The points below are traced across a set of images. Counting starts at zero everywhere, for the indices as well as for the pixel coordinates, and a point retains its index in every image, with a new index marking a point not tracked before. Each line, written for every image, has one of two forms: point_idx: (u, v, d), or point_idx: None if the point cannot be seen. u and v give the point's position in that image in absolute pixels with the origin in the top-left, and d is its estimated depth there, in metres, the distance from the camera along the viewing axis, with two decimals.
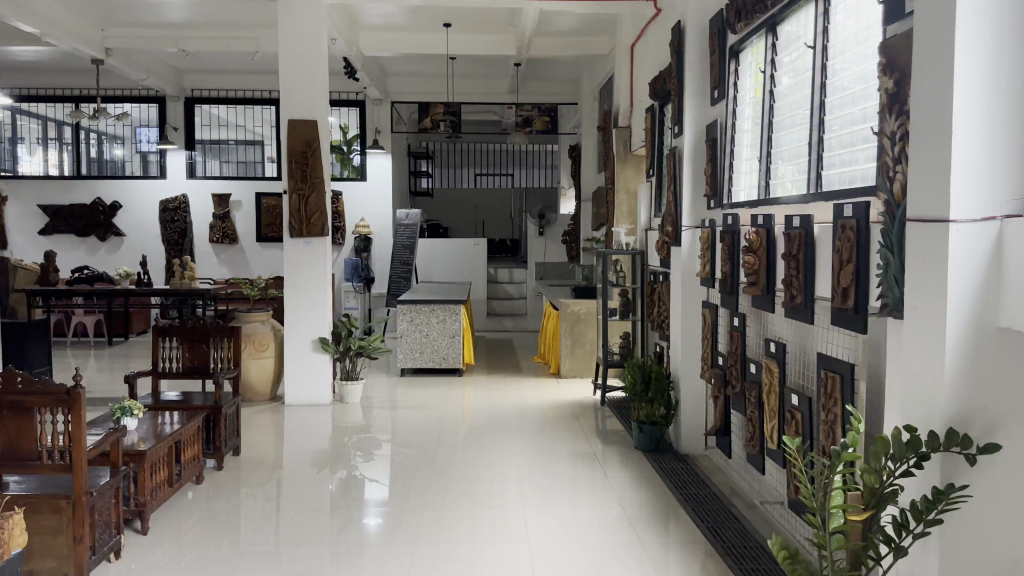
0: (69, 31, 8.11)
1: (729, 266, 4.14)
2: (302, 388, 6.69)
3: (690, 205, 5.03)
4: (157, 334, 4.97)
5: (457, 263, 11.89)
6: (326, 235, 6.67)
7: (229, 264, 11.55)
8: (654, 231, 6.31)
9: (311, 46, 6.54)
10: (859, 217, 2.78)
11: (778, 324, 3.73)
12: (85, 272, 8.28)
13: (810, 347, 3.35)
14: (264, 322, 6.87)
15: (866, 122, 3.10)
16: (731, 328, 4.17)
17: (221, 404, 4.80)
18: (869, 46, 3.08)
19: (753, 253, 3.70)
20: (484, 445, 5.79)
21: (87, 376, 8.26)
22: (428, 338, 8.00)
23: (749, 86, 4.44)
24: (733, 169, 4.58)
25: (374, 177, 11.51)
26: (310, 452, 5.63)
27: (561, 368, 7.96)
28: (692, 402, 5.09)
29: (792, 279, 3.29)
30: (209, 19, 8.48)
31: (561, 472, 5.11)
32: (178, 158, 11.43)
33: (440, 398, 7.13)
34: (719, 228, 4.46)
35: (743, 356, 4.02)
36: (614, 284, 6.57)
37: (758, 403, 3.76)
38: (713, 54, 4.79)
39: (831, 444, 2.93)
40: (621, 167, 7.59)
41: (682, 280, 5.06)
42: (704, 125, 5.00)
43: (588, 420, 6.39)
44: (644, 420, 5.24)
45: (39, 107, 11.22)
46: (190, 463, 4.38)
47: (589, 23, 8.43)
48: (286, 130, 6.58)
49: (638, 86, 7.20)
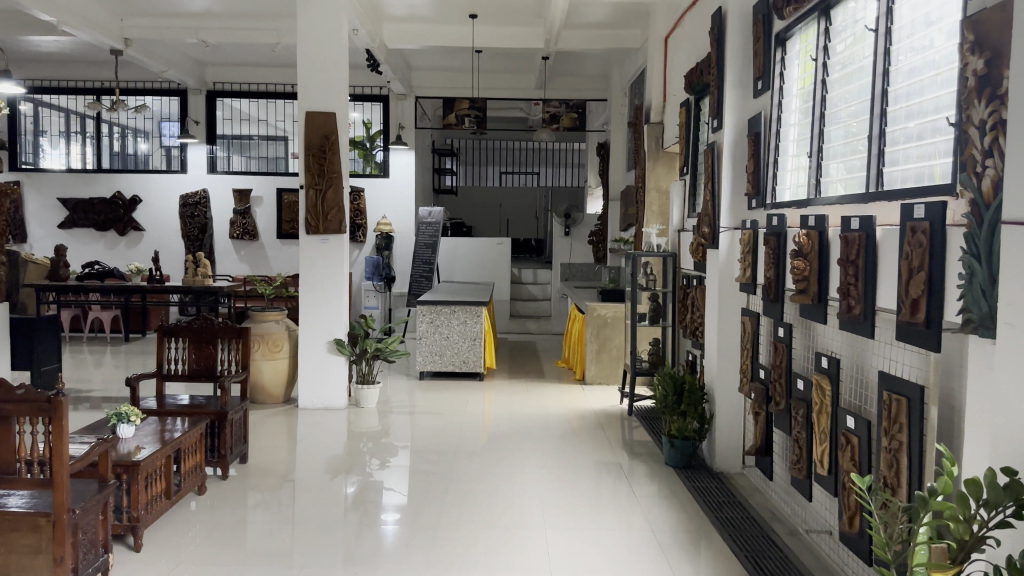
0: (88, 22, 7.94)
1: (773, 271, 3.79)
2: (317, 390, 6.42)
3: (730, 205, 4.67)
4: (163, 335, 4.72)
5: (481, 262, 11.60)
6: (343, 231, 6.40)
7: (249, 261, 11.33)
8: (688, 232, 5.97)
9: (331, 36, 6.28)
10: (933, 219, 2.44)
11: (830, 336, 3.40)
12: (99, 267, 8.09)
13: (869, 364, 3.02)
14: (279, 322, 6.60)
15: (939, 112, 2.75)
16: (775, 339, 3.83)
17: (227, 409, 4.51)
18: (941, 26, 2.73)
19: (803, 257, 3.36)
20: (505, 456, 5.47)
21: (100, 374, 8.08)
22: (449, 340, 7.72)
23: (797, 76, 4.10)
24: (779, 166, 4.24)
25: (396, 174, 11.25)
26: (324, 459, 5.36)
27: (587, 374, 7.63)
28: (729, 417, 4.73)
29: (850, 288, 2.98)
30: (230, 10, 8.27)
31: (587, 489, 4.76)
32: (200, 153, 11.27)
33: (460, 404, 6.83)
34: (762, 230, 4.12)
35: (788, 370, 3.68)
36: (643, 288, 6.23)
37: (806, 423, 3.42)
38: (757, 42, 4.46)
39: (895, 476, 2.61)
40: (652, 164, 7.24)
41: (719, 285, 4.70)
42: (746, 119, 4.65)
43: (615, 431, 6.05)
44: (676, 434, 4.88)
45: (62, 100, 11.14)
46: (191, 472, 4.13)
47: (620, 14, 8.09)
48: (303, 122, 6.32)
49: (672, 80, 6.87)
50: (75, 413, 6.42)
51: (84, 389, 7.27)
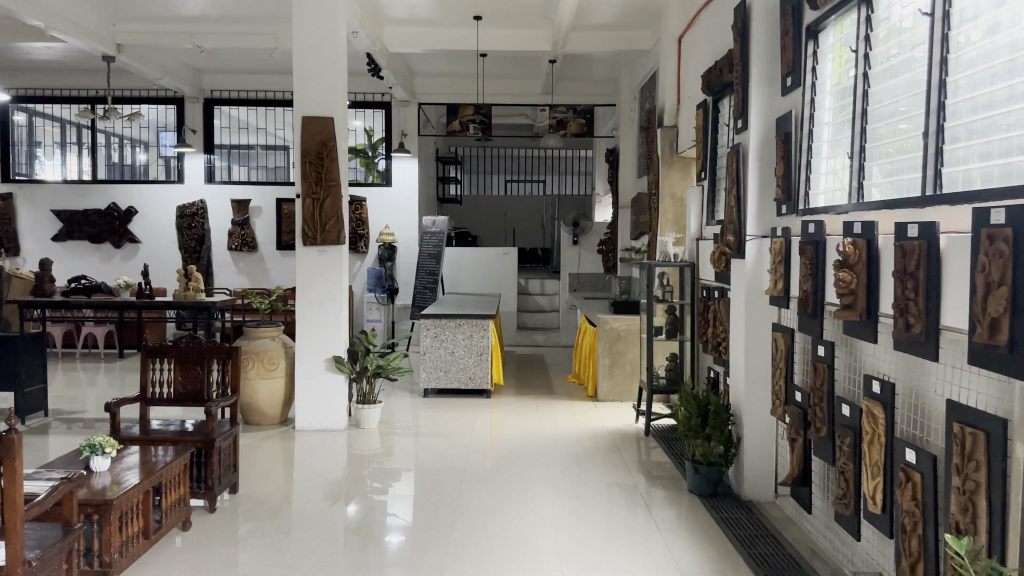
0: (79, 27, 7.66)
1: (811, 284, 3.45)
2: (315, 411, 6.07)
3: (757, 211, 4.31)
4: (147, 356, 4.39)
5: (486, 273, 11.26)
6: (342, 243, 6.08)
7: (248, 273, 11.00)
8: (710, 240, 5.61)
9: (328, 38, 5.96)
10: (1018, 225, 2.09)
11: (879, 357, 3.07)
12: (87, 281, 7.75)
13: (929, 390, 2.68)
14: (275, 338, 6.21)
15: (1012, 103, 2.40)
16: (814, 359, 3.49)
17: (213, 436, 4.16)
18: (1014, 8, 2.38)
19: (848, 269, 3.03)
20: (515, 481, 5.11)
21: (91, 393, 7.75)
22: (454, 356, 7.37)
23: (831, 71, 3.76)
24: (813, 168, 3.90)
25: (399, 183, 10.94)
26: (322, 485, 5.00)
27: (600, 391, 7.26)
28: (759, 442, 4.35)
29: (908, 304, 2.64)
30: (225, 13, 7.96)
31: (604, 518, 4.39)
32: (196, 162, 10.95)
33: (466, 423, 6.47)
34: (795, 238, 3.77)
35: (831, 394, 3.33)
36: (659, 300, 5.87)
37: (854, 454, 3.07)
38: (785, 37, 4.12)
39: (971, 521, 2.25)
40: (666, 170, 6.90)
41: (746, 298, 4.34)
42: (773, 118, 4.31)
43: (631, 453, 5.69)
44: (700, 460, 4.51)
45: (56, 109, 10.87)
46: (173, 507, 3.79)
47: (630, 14, 7.78)
48: (299, 128, 6.01)
49: (687, 82, 6.56)
50: (60, 436, 6.08)
51: (73, 410, 6.94)
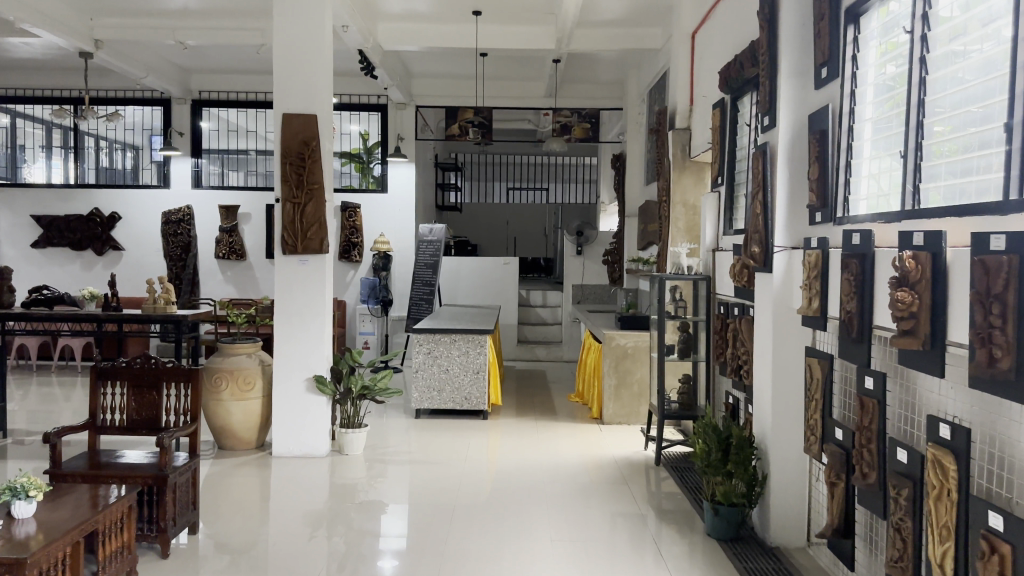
0: (54, 21, 7.20)
1: (856, 304, 2.95)
2: (295, 435, 5.57)
3: (787, 219, 3.82)
4: (96, 379, 3.91)
5: (485, 284, 10.77)
6: (325, 251, 5.58)
7: (236, 283, 10.50)
8: (727, 250, 5.12)
9: (311, 29, 5.48)
10: None
11: (945, 395, 2.56)
12: (47, 290, 7.22)
13: (1018, 436, 2.17)
14: (252, 355, 5.71)
15: None
16: (860, 392, 2.99)
17: (166, 471, 3.66)
18: None
19: (908, 287, 2.55)
20: (512, 515, 4.60)
21: (58, 409, 7.25)
22: (448, 375, 6.87)
23: (875, 58, 3.27)
24: (853, 170, 3.41)
25: (394, 189, 10.45)
26: (301, 516, 4.51)
27: (604, 413, 6.74)
28: (788, 481, 3.82)
29: (992, 332, 2.13)
30: (209, 7, 7.50)
31: (610, 561, 3.86)
32: (183, 167, 10.50)
33: (462, 448, 5.98)
34: (833, 249, 3.28)
35: (882, 435, 2.84)
36: (671, 316, 5.38)
37: (913, 510, 2.57)
38: (820, 23, 3.63)
39: None
40: (678, 175, 6.38)
41: (774, 317, 3.82)
42: (805, 113, 3.81)
43: (640, 484, 5.18)
44: (720, 500, 3.98)
45: (38, 110, 10.45)
46: (114, 557, 3.29)
47: (639, 10, 7.32)
48: (279, 125, 5.54)
49: (701, 79, 6.10)
50: (15, 459, 5.57)
51: (36, 430, 6.43)
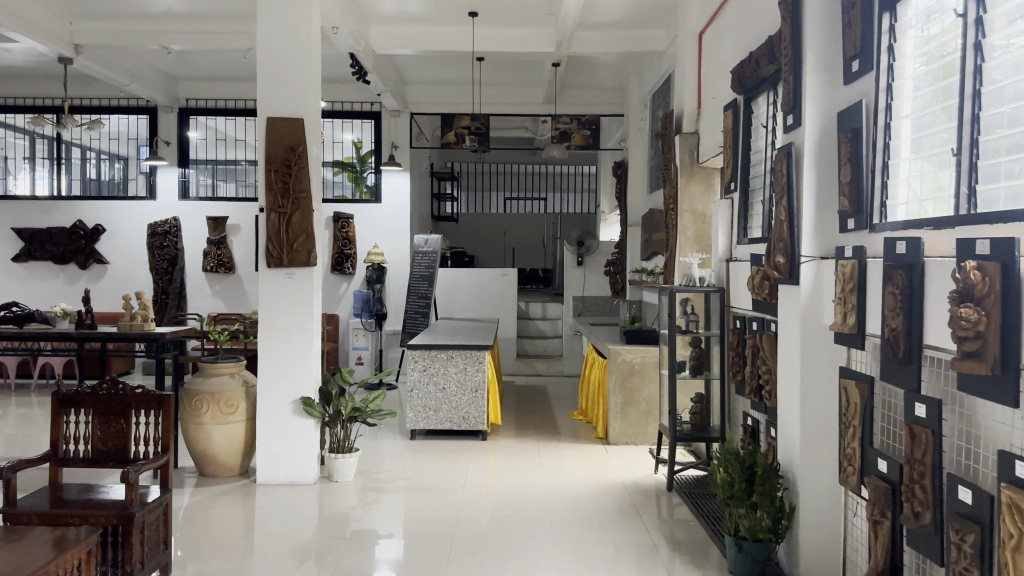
0: (32, 25, 6.89)
1: (902, 321, 2.62)
2: (282, 461, 5.22)
3: (816, 227, 3.50)
4: (58, 408, 3.56)
5: (482, 296, 10.44)
6: (313, 263, 5.24)
7: (225, 296, 10.15)
8: (741, 260, 4.81)
9: (296, 28, 5.16)
10: None
11: (1017, 427, 2.22)
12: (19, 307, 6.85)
13: None
14: (235, 376, 5.38)
15: None
16: (909, 420, 2.65)
17: (132, 509, 3.32)
18: None
19: (972, 303, 2.22)
20: (515, 545, 4.24)
21: (33, 432, 6.87)
22: (445, 393, 6.51)
23: (914, 47, 2.93)
24: (891, 172, 3.08)
25: (389, 199, 10.12)
26: (287, 549, 4.15)
27: (610, 433, 6.39)
28: (820, 514, 3.47)
29: None
30: (193, 10, 7.20)
31: None
32: (170, 177, 10.15)
33: (460, 472, 5.63)
34: (871, 259, 2.96)
35: (937, 469, 2.50)
36: (683, 330, 5.06)
37: (981, 558, 2.23)
38: (850, 11, 3.31)
39: None
40: (686, 182, 6.06)
41: (803, 335, 3.49)
42: (833, 111, 3.48)
43: (651, 511, 4.82)
44: (744, 535, 3.63)
45: (20, 119, 10.15)
46: None
47: (642, 11, 7.03)
48: (263, 130, 5.21)
49: (710, 80, 5.80)
50: None
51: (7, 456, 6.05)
